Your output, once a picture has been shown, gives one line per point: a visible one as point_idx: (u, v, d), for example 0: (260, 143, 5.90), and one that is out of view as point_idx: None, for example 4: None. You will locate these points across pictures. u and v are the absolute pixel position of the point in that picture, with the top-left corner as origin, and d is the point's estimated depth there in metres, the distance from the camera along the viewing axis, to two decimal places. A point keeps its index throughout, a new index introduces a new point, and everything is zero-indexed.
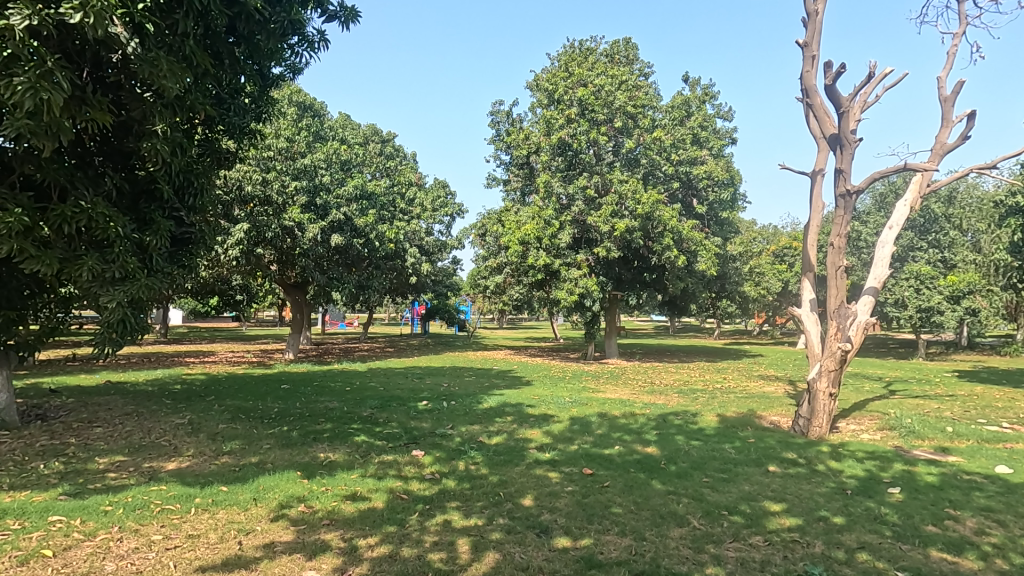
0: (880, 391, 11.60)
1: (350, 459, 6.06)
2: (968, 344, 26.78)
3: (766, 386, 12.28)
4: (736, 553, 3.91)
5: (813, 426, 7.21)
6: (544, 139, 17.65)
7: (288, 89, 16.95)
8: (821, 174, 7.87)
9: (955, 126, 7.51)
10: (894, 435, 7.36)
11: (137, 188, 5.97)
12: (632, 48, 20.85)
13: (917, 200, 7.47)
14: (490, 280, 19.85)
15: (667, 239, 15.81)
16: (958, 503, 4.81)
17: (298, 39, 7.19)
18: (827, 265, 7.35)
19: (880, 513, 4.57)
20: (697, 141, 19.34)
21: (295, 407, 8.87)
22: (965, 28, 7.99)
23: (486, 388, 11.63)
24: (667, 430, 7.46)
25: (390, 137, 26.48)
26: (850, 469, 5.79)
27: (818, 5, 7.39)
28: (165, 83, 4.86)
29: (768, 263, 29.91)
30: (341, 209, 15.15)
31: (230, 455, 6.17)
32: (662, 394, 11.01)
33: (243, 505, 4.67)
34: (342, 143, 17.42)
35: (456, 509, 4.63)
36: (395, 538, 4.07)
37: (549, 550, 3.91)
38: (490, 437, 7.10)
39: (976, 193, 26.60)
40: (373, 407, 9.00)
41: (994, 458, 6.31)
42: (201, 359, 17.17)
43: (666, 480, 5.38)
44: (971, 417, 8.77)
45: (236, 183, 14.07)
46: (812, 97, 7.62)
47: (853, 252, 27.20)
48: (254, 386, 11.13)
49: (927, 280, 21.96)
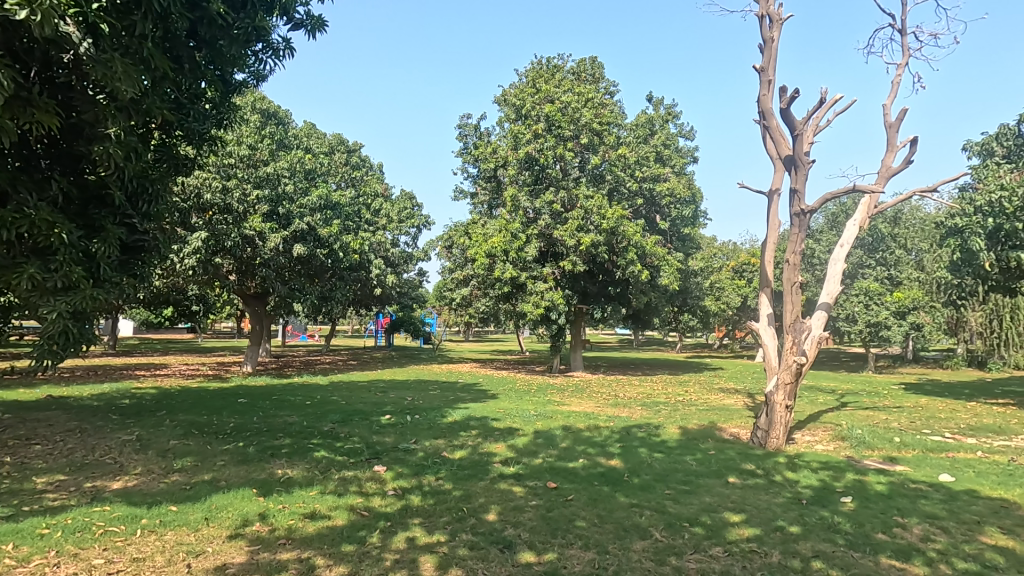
0: (833, 403, 12.05)
1: (308, 476, 5.88)
2: (914, 357, 28.08)
3: (725, 399, 12.62)
4: (697, 564, 3.97)
5: (771, 437, 7.40)
6: (511, 153, 17.79)
7: (251, 95, 16.70)
8: (777, 193, 8.18)
9: (899, 151, 7.93)
10: (846, 445, 7.65)
11: (86, 194, 5.72)
12: (598, 67, 21.36)
13: (866, 220, 7.82)
14: (457, 292, 19.99)
15: (631, 254, 15.99)
16: (906, 510, 5.00)
17: (263, 46, 7.08)
18: (783, 281, 7.62)
19: (834, 522, 4.72)
20: (660, 158, 19.84)
21: (253, 422, 8.58)
22: (908, 60, 8.49)
23: (452, 401, 11.52)
24: (630, 443, 7.54)
25: (357, 147, 26.28)
26: (805, 479, 5.98)
27: (773, 32, 7.74)
28: (119, 85, 4.69)
29: (728, 279, 30.79)
30: (305, 218, 14.91)
31: (181, 473, 5.90)
32: (626, 407, 11.18)
33: (193, 526, 4.46)
34: (306, 151, 17.15)
35: (419, 525, 4.55)
36: (354, 556, 3.96)
37: (513, 566, 3.87)
38: (453, 451, 7.02)
39: (918, 214, 28.03)
40: (335, 422, 8.75)
41: (937, 467, 6.63)
42: (153, 372, 16.43)
43: (630, 493, 5.42)
44: (916, 427, 9.21)
45: (193, 190, 13.39)
46: (768, 120, 7.95)
47: (807, 268, 28.32)
48: (209, 400, 10.70)
49: (875, 296, 23.18)
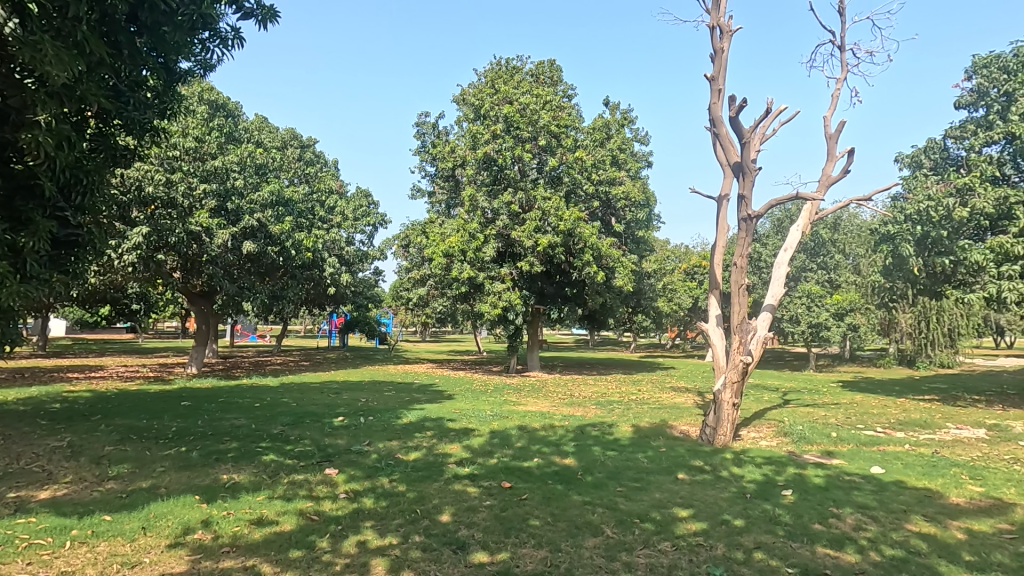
0: (777, 401, 12.57)
1: (255, 480, 5.69)
2: (851, 356, 29.63)
3: (676, 397, 12.99)
4: (646, 559, 4.07)
5: (718, 434, 7.66)
6: (469, 152, 17.78)
7: (198, 86, 16.03)
8: (726, 199, 8.47)
9: (838, 161, 8.36)
10: (788, 441, 8.00)
11: (13, 184, 5.36)
12: (556, 70, 21.55)
13: (808, 226, 8.20)
14: (413, 292, 19.78)
15: (588, 255, 16.19)
16: (840, 502, 5.28)
17: (210, 34, 6.81)
18: (731, 284, 7.90)
19: (775, 514, 4.93)
20: (616, 162, 20.16)
21: (196, 426, 8.23)
22: (847, 74, 8.96)
23: (407, 402, 11.38)
24: (585, 441, 7.65)
25: (311, 143, 25.60)
26: (750, 473, 6.22)
27: (722, 43, 8.02)
28: (50, 69, 4.40)
29: (681, 281, 31.69)
30: (255, 215, 14.48)
31: (117, 481, 5.60)
32: (581, 406, 11.34)
33: (129, 536, 4.24)
34: (257, 145, 16.59)
35: (371, 528, 4.48)
36: (302, 562, 3.86)
37: (466, 566, 3.86)
38: (408, 453, 6.95)
39: (856, 221, 29.59)
40: (285, 424, 8.51)
41: (870, 460, 7.03)
42: (87, 374, 15.52)
43: (583, 491, 5.50)
44: (852, 423, 9.73)
45: (133, 182, 12.65)
46: (718, 128, 8.23)
47: (754, 271, 29.44)
48: (150, 403, 10.20)
49: (817, 298, 24.17)
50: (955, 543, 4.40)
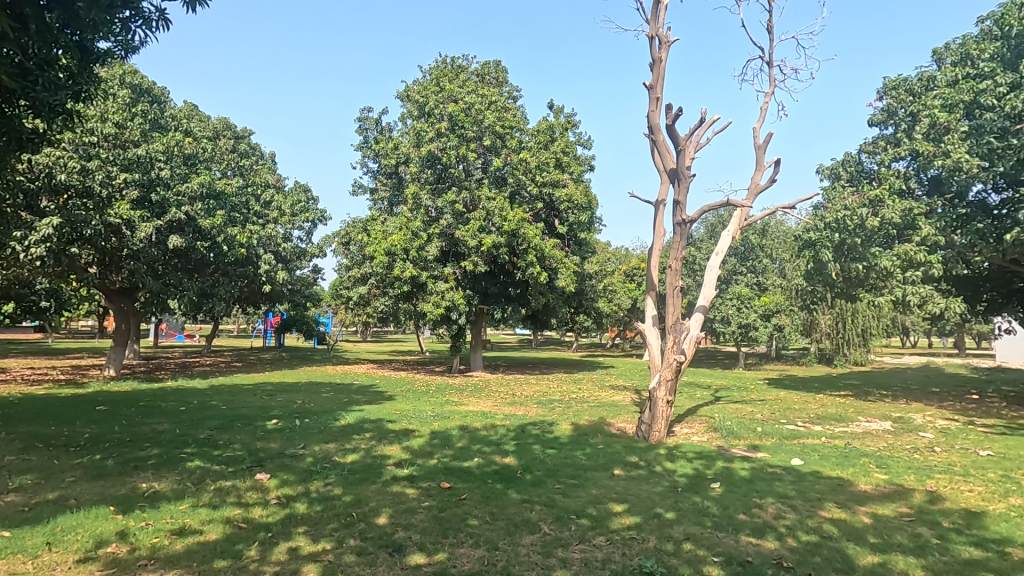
0: (709, 398, 13.18)
1: (179, 488, 5.38)
2: (777, 355, 31.42)
3: (615, 395, 13.35)
4: (581, 554, 4.16)
5: (653, 431, 7.93)
6: (414, 150, 17.71)
7: (120, 68, 15.00)
8: (662, 203, 8.78)
9: (766, 171, 8.84)
10: (718, 436, 8.39)
11: None
12: (501, 71, 21.61)
13: (738, 231, 8.63)
14: (353, 291, 19.33)
15: (531, 256, 16.30)
16: (763, 492, 5.60)
17: (132, 13, 6.36)
18: (666, 285, 8.20)
19: (704, 506, 5.17)
20: (559, 164, 19.63)
21: (113, 432, 7.68)
22: (774, 89, 9.51)
23: (345, 403, 11.11)
24: (525, 440, 7.72)
25: (246, 134, 24.48)
26: (681, 468, 6.49)
27: (661, 53, 8.31)
28: None
29: (621, 282, 32.58)
30: (183, 208, 13.72)
31: (19, 493, 5.15)
32: (523, 405, 11.44)
33: (31, 552, 3.90)
34: (185, 134, 15.69)
35: (304, 534, 4.34)
36: (228, 572, 3.69)
37: (401, 569, 3.81)
38: (345, 455, 6.78)
39: (782, 228, 31.39)
40: (213, 428, 8.09)
41: (791, 452, 7.49)
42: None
43: (522, 489, 5.55)
44: (775, 418, 10.33)
45: (43, 169, 11.35)
46: (656, 134, 8.52)
47: (689, 274, 30.66)
48: (60, 408, 9.43)
49: (746, 300, 25.34)
50: (862, 527, 4.76)
